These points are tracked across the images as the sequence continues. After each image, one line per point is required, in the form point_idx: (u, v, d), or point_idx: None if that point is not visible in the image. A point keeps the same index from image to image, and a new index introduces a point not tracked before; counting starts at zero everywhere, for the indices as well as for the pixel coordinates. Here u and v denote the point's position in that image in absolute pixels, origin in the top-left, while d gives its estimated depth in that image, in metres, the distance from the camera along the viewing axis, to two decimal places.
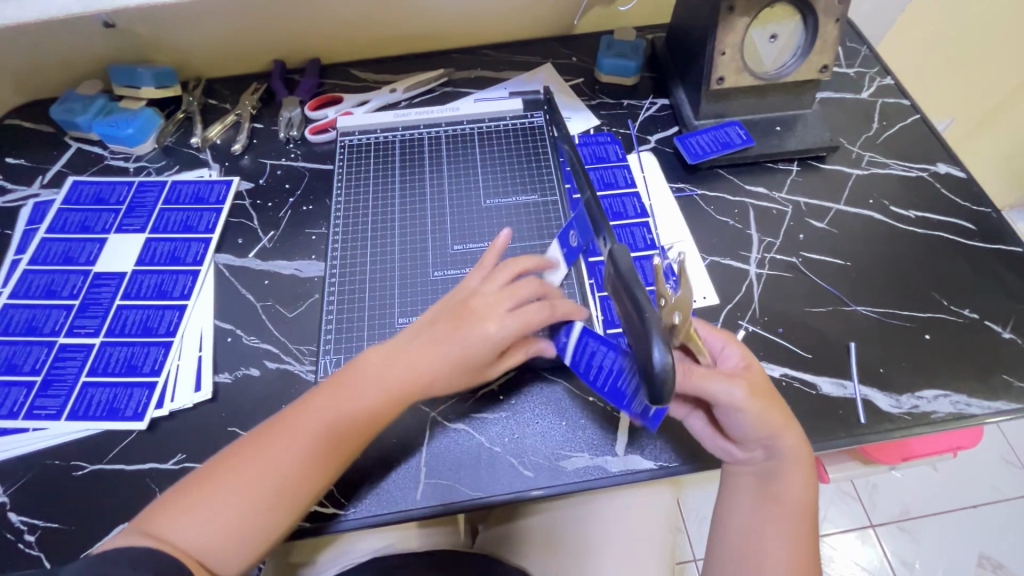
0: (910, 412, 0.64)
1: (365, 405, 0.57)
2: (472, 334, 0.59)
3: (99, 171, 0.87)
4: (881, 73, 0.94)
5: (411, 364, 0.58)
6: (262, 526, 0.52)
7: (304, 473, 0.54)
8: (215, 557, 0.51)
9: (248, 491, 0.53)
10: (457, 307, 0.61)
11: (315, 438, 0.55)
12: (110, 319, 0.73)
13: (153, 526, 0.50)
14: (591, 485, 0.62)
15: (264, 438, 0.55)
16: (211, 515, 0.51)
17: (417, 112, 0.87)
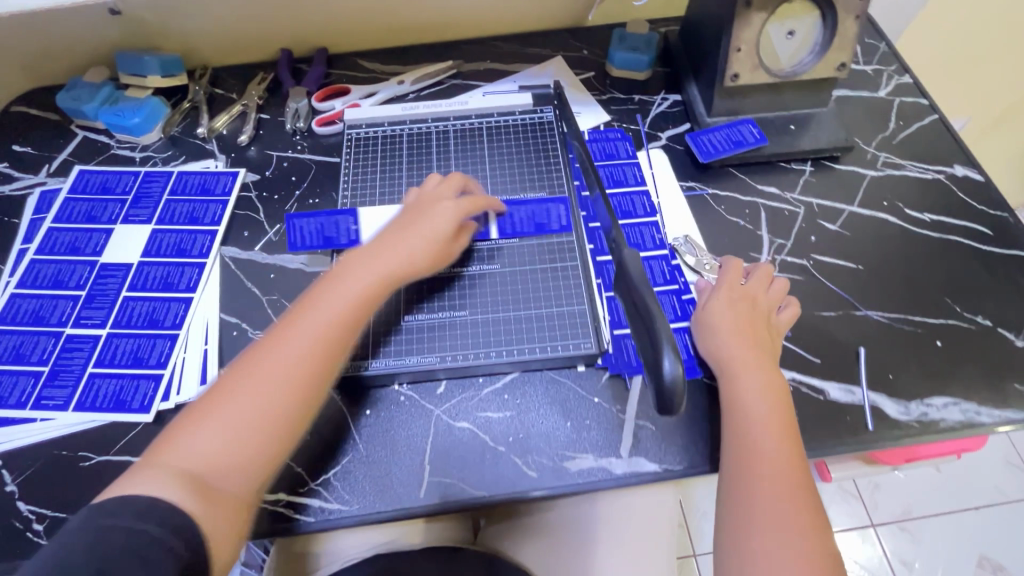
0: (918, 420, 0.64)
1: (334, 311, 0.60)
2: (431, 224, 0.67)
3: (105, 161, 0.87)
4: (899, 71, 0.92)
5: (374, 260, 0.64)
6: (264, 441, 0.53)
7: (285, 381, 0.55)
8: (224, 477, 0.51)
9: (237, 411, 0.53)
10: (408, 212, 0.69)
11: (285, 350, 0.57)
12: (116, 310, 0.73)
13: (150, 468, 0.50)
14: (595, 486, 0.62)
15: (240, 368, 0.56)
16: (208, 439, 0.52)
17: (424, 105, 0.86)
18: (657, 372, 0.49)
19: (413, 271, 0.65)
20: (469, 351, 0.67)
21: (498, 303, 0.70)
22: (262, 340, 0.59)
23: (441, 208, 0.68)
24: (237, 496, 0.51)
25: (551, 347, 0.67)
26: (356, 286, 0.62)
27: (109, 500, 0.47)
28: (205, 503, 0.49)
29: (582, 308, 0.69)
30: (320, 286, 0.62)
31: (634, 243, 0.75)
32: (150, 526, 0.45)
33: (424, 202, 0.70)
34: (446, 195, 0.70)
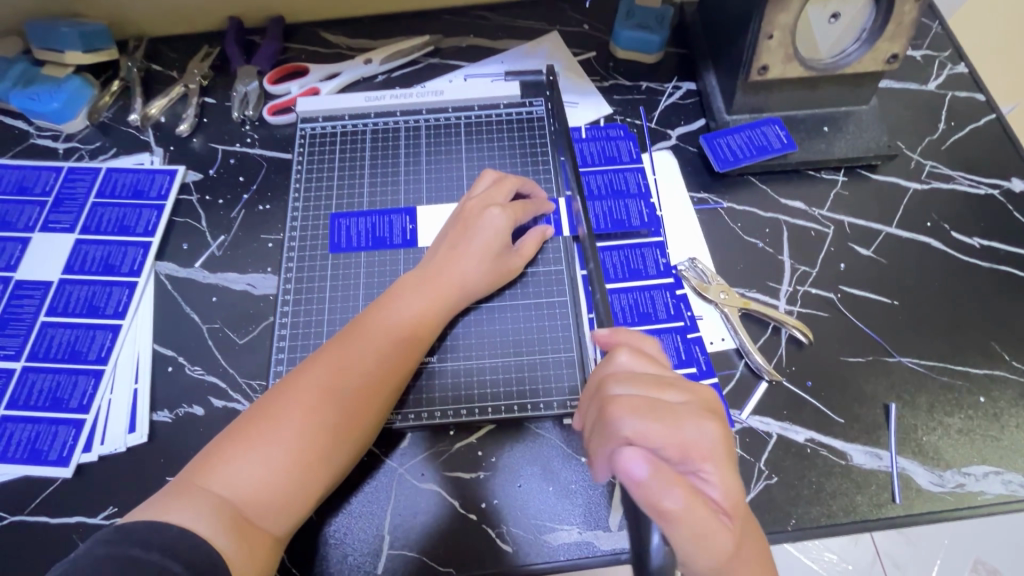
0: (953, 492, 0.55)
1: (385, 341, 0.54)
2: (484, 237, 0.60)
3: (23, 153, 0.75)
4: (953, 59, 0.79)
5: (428, 283, 0.58)
6: (303, 484, 0.48)
7: (330, 416, 0.50)
8: (260, 517, 0.46)
9: (278, 444, 0.48)
10: (456, 220, 0.62)
11: (337, 380, 0.51)
12: (32, 339, 0.63)
13: (180, 497, 0.44)
14: (578, 564, 0.54)
15: (281, 393, 0.50)
16: (246, 471, 0.46)
17: (392, 95, 0.73)
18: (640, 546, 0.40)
19: (464, 294, 0.59)
20: (440, 407, 0.59)
21: (473, 348, 0.61)
22: (308, 362, 0.53)
23: (493, 218, 0.61)
24: (268, 540, 0.46)
25: (532, 403, 0.59)
26: (409, 312, 0.56)
27: (134, 521, 0.41)
28: (236, 544, 0.44)
29: (569, 356, 0.60)
30: (373, 309, 0.57)
31: (633, 269, 0.65)
32: (173, 565, 0.39)
33: (472, 208, 0.62)
34: (499, 200, 0.63)
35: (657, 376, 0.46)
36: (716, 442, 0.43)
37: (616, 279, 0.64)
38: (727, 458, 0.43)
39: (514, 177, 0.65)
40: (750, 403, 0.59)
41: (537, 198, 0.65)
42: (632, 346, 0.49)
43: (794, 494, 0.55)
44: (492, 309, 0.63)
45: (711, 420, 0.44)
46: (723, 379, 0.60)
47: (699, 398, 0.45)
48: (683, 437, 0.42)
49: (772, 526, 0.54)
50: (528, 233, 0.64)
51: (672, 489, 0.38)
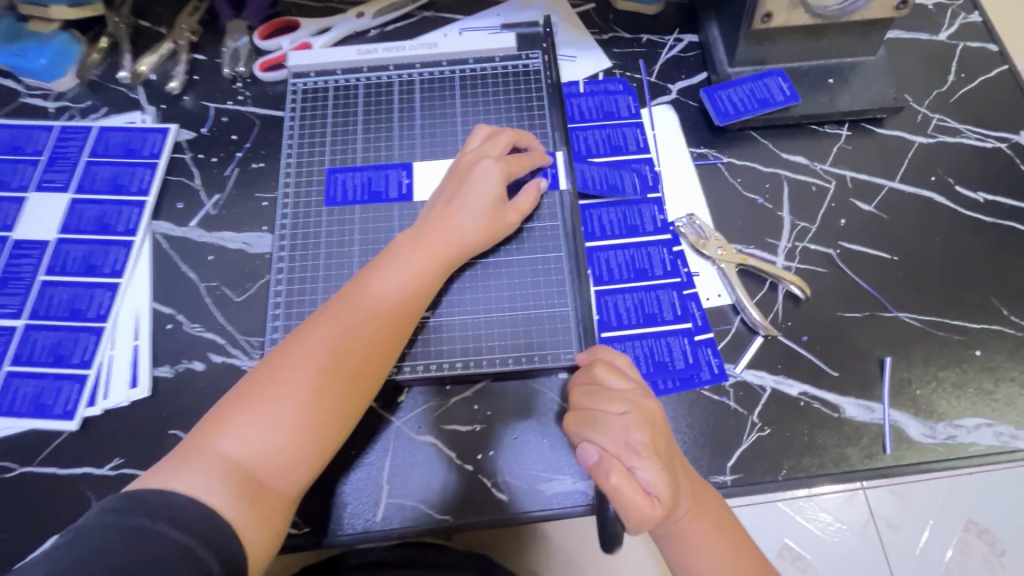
0: (944, 444, 0.56)
1: (383, 299, 0.54)
2: (478, 196, 0.60)
3: (13, 112, 0.74)
4: (966, 7, 0.76)
5: (423, 244, 0.58)
6: (307, 448, 0.49)
7: (331, 375, 0.50)
8: (270, 477, 0.47)
9: (281, 405, 0.48)
10: (450, 177, 0.62)
11: (335, 345, 0.51)
12: (33, 297, 0.64)
13: (189, 462, 0.46)
14: (572, 512, 0.55)
15: (281, 355, 0.51)
16: (250, 436, 0.47)
17: (383, 48, 0.71)
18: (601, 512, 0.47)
19: (461, 251, 0.59)
20: (440, 361, 0.59)
21: (468, 305, 0.61)
22: (307, 324, 0.53)
23: (485, 174, 0.60)
24: (281, 499, 0.48)
25: (527, 356, 0.59)
26: (405, 271, 0.56)
27: (144, 489, 0.43)
28: (246, 506, 0.45)
29: (565, 311, 0.60)
30: (368, 270, 0.57)
31: (630, 226, 0.64)
32: (177, 534, 0.40)
33: (465, 165, 0.62)
34: (493, 154, 0.62)
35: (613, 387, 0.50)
36: (644, 443, 0.47)
37: (612, 236, 0.64)
38: (658, 456, 0.46)
39: (509, 131, 0.64)
40: (744, 356, 0.59)
41: (533, 152, 0.64)
42: (603, 360, 0.52)
43: (785, 445, 0.56)
44: (489, 265, 0.62)
45: (643, 424, 0.48)
46: (718, 334, 0.60)
47: (637, 406, 0.48)
48: (613, 442, 0.47)
49: (763, 476, 0.55)
50: (525, 187, 0.63)
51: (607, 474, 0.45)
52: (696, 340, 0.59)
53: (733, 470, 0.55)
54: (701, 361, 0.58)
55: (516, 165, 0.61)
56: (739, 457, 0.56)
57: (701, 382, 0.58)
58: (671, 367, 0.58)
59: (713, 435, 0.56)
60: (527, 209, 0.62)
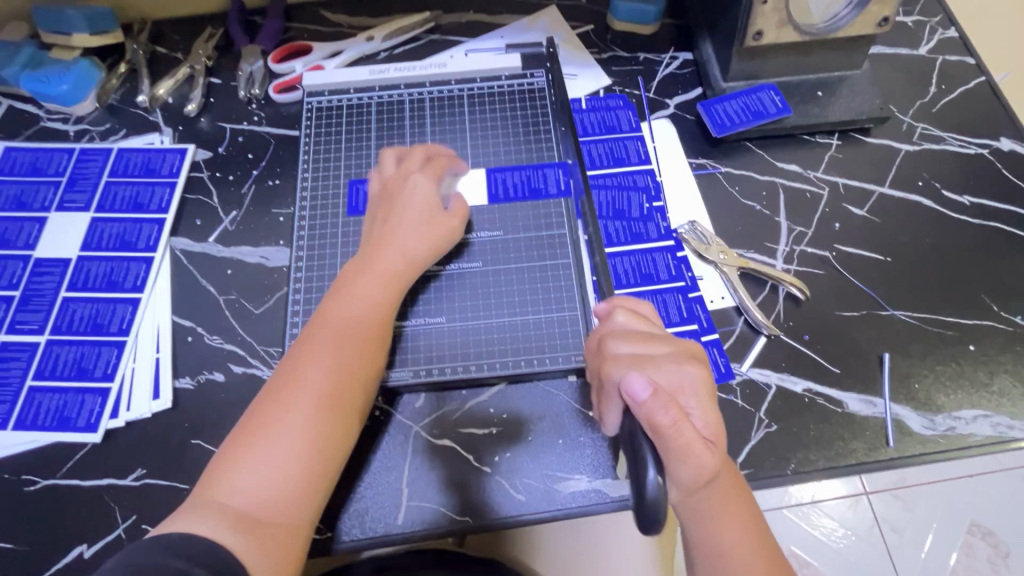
0: (944, 435, 0.58)
1: (353, 321, 0.55)
2: (417, 206, 0.61)
3: (34, 136, 0.76)
4: (944, 23, 0.81)
5: (376, 262, 0.58)
6: (303, 473, 0.48)
7: (313, 406, 0.50)
8: (278, 512, 0.46)
9: (271, 442, 0.48)
10: (384, 198, 0.63)
11: (301, 375, 0.51)
12: (55, 314, 0.65)
13: (195, 513, 0.44)
14: (589, 510, 0.56)
15: (257, 400, 0.50)
16: (242, 479, 0.46)
17: (395, 68, 0.75)
18: (637, 488, 0.41)
19: (413, 266, 0.60)
20: (450, 364, 0.60)
21: (481, 311, 0.63)
22: (276, 369, 0.53)
23: (411, 187, 0.62)
24: (295, 530, 0.47)
25: (539, 359, 0.60)
26: (363, 294, 0.56)
27: (167, 534, 0.42)
28: (259, 543, 0.44)
29: (574, 314, 0.62)
30: (326, 301, 0.56)
31: (635, 233, 0.67)
32: (197, 551, 0.40)
33: (391, 184, 0.63)
34: (412, 173, 0.63)
35: (650, 335, 0.51)
36: (697, 382, 0.48)
37: (618, 243, 0.66)
38: (708, 395, 0.48)
39: (417, 149, 0.66)
40: (750, 355, 0.61)
41: (446, 159, 0.66)
42: (625, 307, 0.54)
43: (792, 440, 0.58)
44: (474, 276, 0.64)
45: (692, 362, 0.49)
46: (723, 335, 0.62)
47: (679, 346, 0.51)
48: (665, 378, 0.48)
49: (772, 470, 0.57)
50: (448, 196, 0.65)
51: (664, 408, 0.44)
52: (703, 341, 0.61)
53: (743, 465, 0.57)
54: (708, 360, 0.60)
55: (433, 175, 0.63)
56: (748, 453, 0.57)
57: None
58: None
59: None
60: (462, 209, 0.64)
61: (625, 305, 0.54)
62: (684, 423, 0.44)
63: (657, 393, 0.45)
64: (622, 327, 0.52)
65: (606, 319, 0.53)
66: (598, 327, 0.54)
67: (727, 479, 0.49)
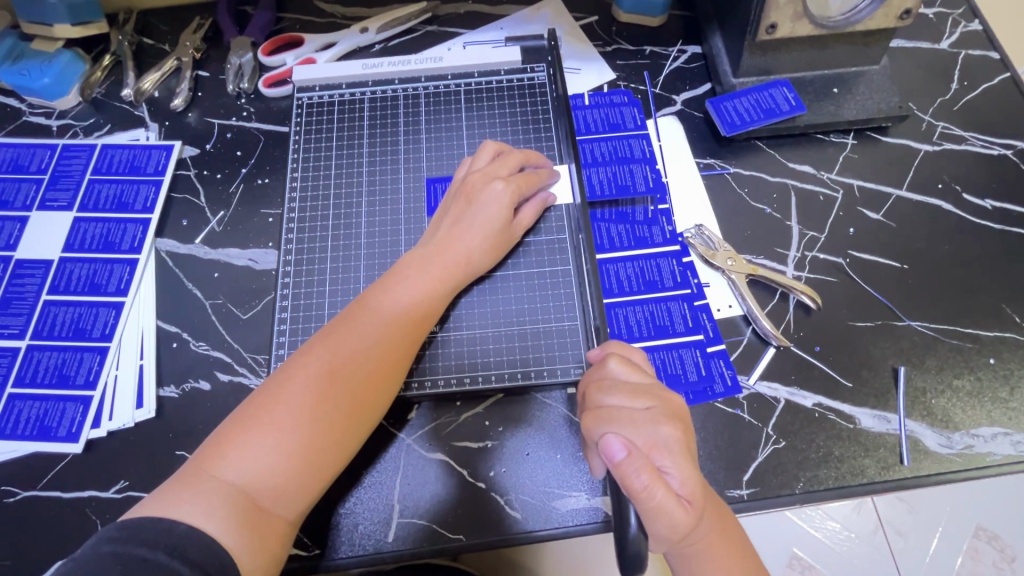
0: (961, 454, 0.55)
1: (388, 319, 0.53)
2: (488, 212, 0.59)
3: (15, 131, 0.73)
4: (967, 16, 0.76)
5: (433, 262, 0.57)
6: (308, 472, 0.47)
7: (335, 398, 0.49)
8: (270, 501, 0.45)
9: (283, 428, 0.47)
10: (457, 196, 0.60)
11: (340, 370, 0.50)
12: (36, 318, 0.63)
13: (188, 488, 0.44)
14: (587, 529, 0.54)
15: (278, 380, 0.49)
16: (250, 462, 0.46)
17: (389, 62, 0.72)
18: (621, 526, 0.42)
19: (467, 270, 0.58)
20: (444, 376, 0.58)
21: (476, 319, 0.60)
22: (308, 345, 0.52)
23: (495, 192, 0.59)
24: (282, 524, 0.46)
25: (537, 372, 0.58)
26: (414, 292, 0.55)
27: (141, 518, 0.42)
28: (242, 530, 0.43)
29: (573, 324, 0.60)
30: (376, 288, 0.56)
31: (639, 238, 0.64)
32: (179, 564, 0.39)
33: (474, 181, 0.61)
34: (502, 174, 0.61)
35: (635, 385, 0.49)
36: (673, 442, 0.45)
37: (620, 248, 0.63)
38: (685, 454, 0.45)
39: (517, 152, 0.63)
40: (758, 367, 0.58)
41: (541, 170, 0.63)
42: (617, 354, 0.51)
43: (801, 458, 0.55)
44: (499, 279, 0.62)
45: (670, 422, 0.46)
46: (730, 346, 0.60)
47: (662, 403, 0.47)
48: (640, 436, 0.45)
49: (779, 490, 0.54)
50: (529, 204, 0.62)
51: (636, 472, 0.42)
52: (708, 352, 0.59)
53: (749, 484, 0.54)
54: (713, 373, 0.58)
55: (522, 181, 0.61)
56: (754, 471, 0.55)
57: (714, 393, 0.57)
58: (683, 379, 0.57)
59: (727, 448, 0.56)
60: (530, 220, 0.62)
61: (612, 353, 0.52)
62: (657, 486, 0.42)
63: (633, 454, 0.43)
64: (605, 378, 0.50)
65: (598, 365, 0.51)
66: (590, 373, 0.52)
67: (717, 533, 0.46)
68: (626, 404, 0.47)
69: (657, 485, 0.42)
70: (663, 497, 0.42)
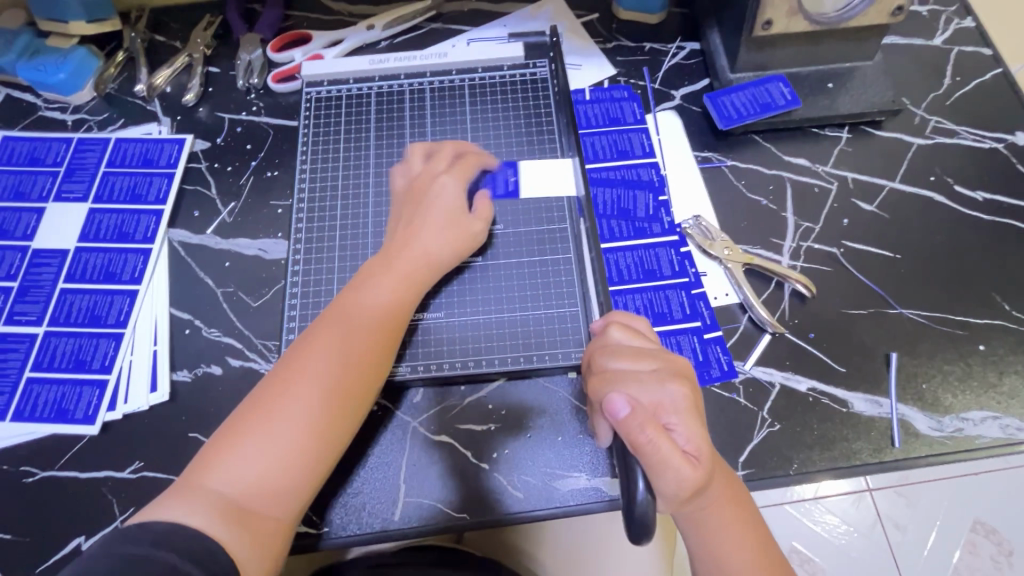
0: (952, 437, 0.57)
1: (357, 324, 0.54)
2: (438, 205, 0.61)
3: (32, 125, 0.75)
4: (960, 13, 0.78)
5: (392, 264, 0.58)
6: (295, 472, 0.48)
7: (313, 403, 0.50)
8: (262, 504, 0.47)
9: (263, 434, 0.48)
10: (407, 196, 0.62)
11: (315, 376, 0.51)
12: (53, 305, 0.65)
13: (176, 502, 0.45)
14: (588, 508, 0.56)
15: (253, 396, 0.50)
16: (234, 472, 0.47)
17: (395, 58, 0.74)
18: (629, 494, 0.43)
19: (432, 268, 0.59)
20: (448, 360, 0.60)
21: (481, 305, 0.62)
22: (285, 357, 0.53)
23: (442, 186, 0.61)
24: (277, 522, 0.47)
25: (539, 356, 0.60)
26: (382, 293, 0.56)
27: None
28: (240, 530, 0.45)
29: (574, 310, 0.61)
30: (346, 291, 0.57)
31: (638, 229, 0.65)
32: (185, 565, 0.40)
33: (420, 181, 0.62)
34: (442, 168, 0.63)
35: (639, 349, 0.50)
36: (680, 400, 0.47)
37: (620, 238, 0.65)
38: (693, 412, 0.47)
39: (450, 142, 0.65)
40: (753, 353, 0.60)
41: (480, 157, 0.65)
42: (619, 321, 0.53)
43: (795, 441, 0.57)
44: (471, 275, 0.63)
45: (676, 379, 0.48)
46: (727, 332, 0.61)
47: (666, 363, 0.49)
48: (646, 395, 0.47)
49: (774, 471, 0.56)
50: (479, 194, 0.64)
51: (642, 427, 0.44)
52: (705, 338, 0.60)
53: (745, 465, 0.56)
54: (710, 358, 0.59)
55: (465, 170, 0.63)
56: (750, 452, 0.56)
57: (711, 378, 0.59)
58: None
59: (724, 431, 0.57)
60: (490, 207, 0.64)
61: (619, 320, 0.53)
62: (662, 440, 0.44)
63: (636, 411, 0.45)
64: (612, 344, 0.52)
65: (601, 333, 0.53)
66: (592, 342, 0.54)
67: (723, 491, 0.48)
68: (632, 367, 0.49)
69: (662, 439, 0.44)
70: (670, 451, 0.44)
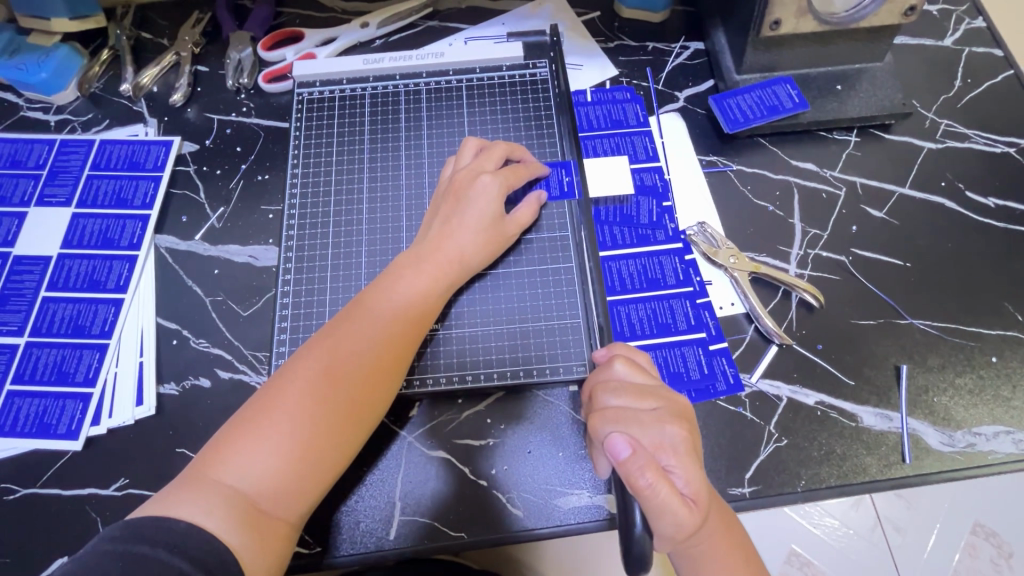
0: (963, 452, 0.55)
1: (385, 324, 0.53)
2: (479, 206, 0.59)
3: (13, 126, 0.73)
4: (971, 12, 0.76)
5: (426, 263, 0.56)
6: (309, 474, 0.47)
7: (335, 404, 0.49)
8: (273, 505, 0.45)
9: (280, 430, 0.47)
10: (447, 194, 0.60)
11: (339, 374, 0.50)
12: (35, 315, 0.62)
13: (189, 492, 0.44)
14: (588, 526, 0.54)
15: (275, 385, 0.49)
16: (250, 468, 0.45)
17: (390, 57, 0.71)
18: (626, 526, 0.42)
19: (463, 269, 0.58)
20: (446, 373, 0.58)
21: (479, 317, 0.60)
22: (308, 346, 0.52)
23: (484, 186, 0.59)
24: (283, 526, 0.46)
25: (539, 369, 0.58)
26: (410, 292, 0.55)
27: (143, 517, 0.41)
28: (249, 535, 0.43)
29: (575, 322, 0.59)
30: (372, 288, 0.55)
31: (641, 236, 0.63)
32: (179, 562, 0.39)
33: (461, 179, 0.60)
34: (488, 168, 0.61)
35: (640, 386, 0.49)
36: (679, 442, 0.45)
37: (622, 246, 0.63)
38: (691, 455, 0.45)
39: (502, 143, 0.63)
40: (760, 366, 0.58)
41: (529, 164, 0.63)
42: (623, 356, 0.51)
43: (803, 457, 0.55)
44: (497, 276, 0.61)
45: (676, 421, 0.47)
46: (732, 344, 0.59)
47: (667, 402, 0.48)
48: (645, 436, 0.46)
49: (781, 488, 0.54)
50: (524, 202, 0.62)
51: (642, 470, 0.42)
52: (710, 350, 0.58)
53: (751, 482, 0.54)
54: (716, 371, 0.58)
55: (516, 173, 0.61)
56: (756, 469, 0.55)
57: (716, 392, 0.57)
58: (686, 378, 0.57)
59: (729, 447, 0.55)
60: (534, 212, 0.62)
61: (620, 354, 0.52)
62: (662, 483, 0.42)
63: (638, 452, 0.43)
64: (611, 379, 0.50)
65: (603, 366, 0.51)
66: (593, 374, 0.52)
67: (721, 532, 0.47)
68: (632, 405, 0.48)
69: (662, 482, 0.42)
70: (668, 495, 0.42)
